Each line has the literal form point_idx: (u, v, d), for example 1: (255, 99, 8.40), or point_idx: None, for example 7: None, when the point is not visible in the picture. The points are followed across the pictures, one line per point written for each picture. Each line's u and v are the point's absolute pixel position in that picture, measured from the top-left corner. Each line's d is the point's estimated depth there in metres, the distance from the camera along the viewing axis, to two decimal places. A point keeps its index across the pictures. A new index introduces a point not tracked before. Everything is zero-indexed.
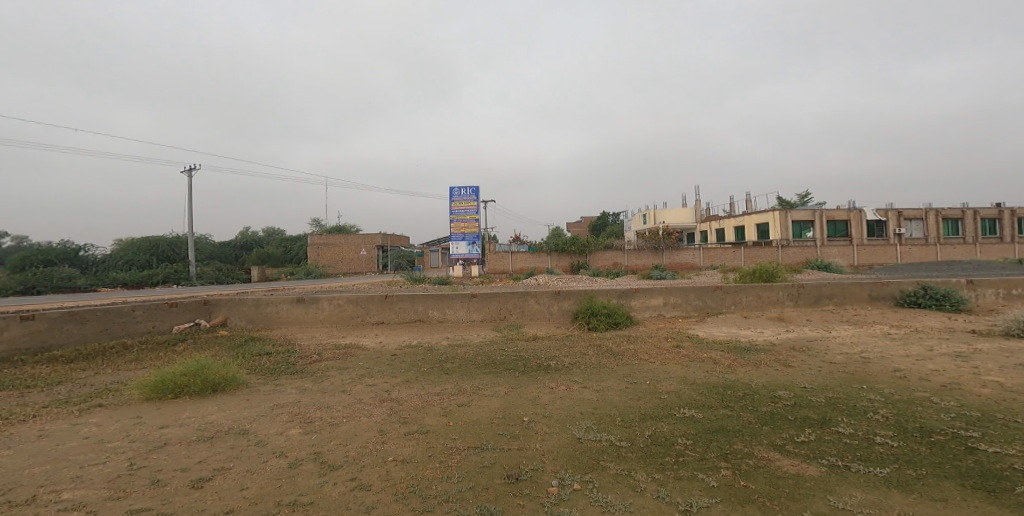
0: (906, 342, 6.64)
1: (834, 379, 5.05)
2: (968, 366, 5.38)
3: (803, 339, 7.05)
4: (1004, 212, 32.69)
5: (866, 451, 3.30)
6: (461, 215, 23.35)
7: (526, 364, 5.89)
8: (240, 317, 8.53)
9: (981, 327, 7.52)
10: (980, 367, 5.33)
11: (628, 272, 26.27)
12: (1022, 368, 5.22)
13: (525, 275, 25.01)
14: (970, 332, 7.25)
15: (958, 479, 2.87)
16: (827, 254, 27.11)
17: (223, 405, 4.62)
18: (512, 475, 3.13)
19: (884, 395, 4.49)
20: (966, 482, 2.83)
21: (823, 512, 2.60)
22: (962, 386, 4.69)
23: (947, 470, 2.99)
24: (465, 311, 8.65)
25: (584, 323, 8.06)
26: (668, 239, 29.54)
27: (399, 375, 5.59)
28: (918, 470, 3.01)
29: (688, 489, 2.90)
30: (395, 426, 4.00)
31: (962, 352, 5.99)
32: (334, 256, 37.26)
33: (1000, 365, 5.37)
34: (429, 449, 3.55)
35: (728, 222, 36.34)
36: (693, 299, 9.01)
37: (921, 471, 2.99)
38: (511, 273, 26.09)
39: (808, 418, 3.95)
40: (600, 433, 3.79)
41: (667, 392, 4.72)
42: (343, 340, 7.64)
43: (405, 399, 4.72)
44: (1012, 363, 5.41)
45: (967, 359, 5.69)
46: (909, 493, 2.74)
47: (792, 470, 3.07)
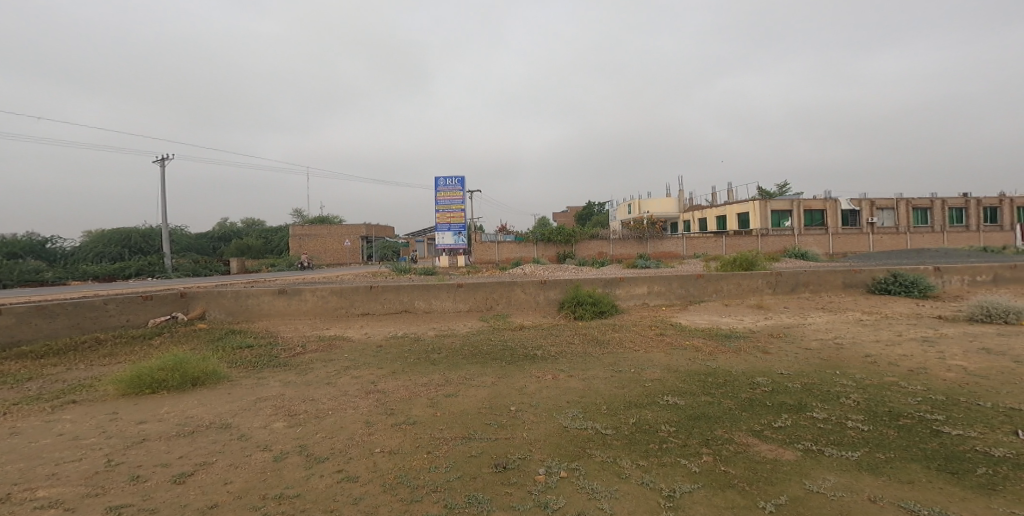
0: (877, 328, 6.89)
1: (810, 365, 5.22)
2: (934, 350, 5.62)
3: (781, 326, 7.24)
4: (970, 201, 33.77)
5: (839, 435, 3.43)
6: (446, 206, 23.09)
7: (513, 354, 5.92)
8: (219, 310, 8.37)
9: (947, 312, 7.82)
10: (946, 352, 5.56)
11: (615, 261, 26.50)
12: (985, 352, 5.47)
13: (512, 265, 25.01)
14: (937, 318, 7.54)
15: (924, 461, 3.00)
16: (804, 243, 28.04)
17: (203, 400, 4.54)
18: (500, 464, 3.16)
19: (856, 380, 4.65)
20: (932, 464, 2.96)
21: (800, 495, 2.69)
22: (929, 370, 4.89)
23: (913, 453, 3.12)
24: (451, 301, 8.60)
25: (570, 312, 8.12)
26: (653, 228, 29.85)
27: (385, 367, 5.56)
28: (887, 453, 3.13)
29: (671, 475, 2.97)
30: (382, 418, 3.99)
31: (928, 337, 6.25)
32: (317, 247, 36.77)
33: (964, 349, 5.61)
34: (416, 439, 3.56)
35: (710, 211, 36.88)
36: (677, 287, 9.13)
37: (890, 454, 3.12)
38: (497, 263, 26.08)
39: (784, 404, 4.08)
40: (586, 421, 3.84)
41: (651, 380, 4.80)
42: (328, 332, 7.56)
43: (392, 390, 4.70)
44: (976, 348, 5.66)
45: (933, 344, 5.93)
46: (878, 475, 2.86)
47: (770, 455, 3.17)
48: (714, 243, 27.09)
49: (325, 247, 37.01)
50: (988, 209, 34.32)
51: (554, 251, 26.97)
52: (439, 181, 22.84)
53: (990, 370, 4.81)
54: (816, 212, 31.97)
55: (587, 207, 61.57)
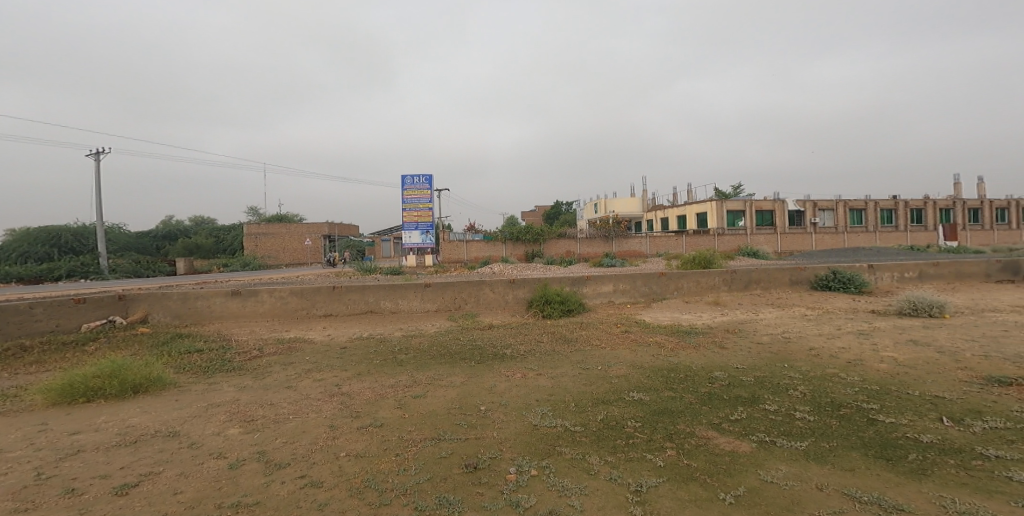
0: (820, 323, 7.33)
1: (762, 359, 5.50)
2: (869, 342, 6.05)
3: (736, 322, 7.58)
4: (899, 204, 36.51)
5: (789, 426, 3.63)
6: (414, 205, 22.64)
7: (482, 353, 5.90)
8: (163, 313, 7.88)
9: (879, 306, 8.44)
10: (879, 343, 6.01)
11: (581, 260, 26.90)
12: (912, 343, 5.96)
13: (480, 264, 24.93)
14: (871, 312, 8.12)
15: (863, 449, 3.22)
16: (756, 242, 29.48)
17: (147, 407, 4.26)
18: (470, 465, 3.15)
19: (803, 372, 4.94)
20: (869, 451, 3.18)
21: (755, 485, 2.83)
22: (864, 361, 5.27)
23: (853, 441, 3.34)
24: (419, 301, 8.47)
25: (539, 311, 8.18)
26: (618, 228, 30.53)
27: (350, 369, 5.41)
28: (831, 442, 3.34)
29: (638, 470, 3.05)
30: (347, 421, 3.88)
31: (864, 330, 6.73)
32: (275, 246, 35.26)
33: (895, 341, 6.09)
34: (384, 442, 3.49)
35: (671, 211, 38.10)
36: (641, 285, 9.35)
37: (833, 442, 3.33)
38: (466, 262, 25.90)
39: (739, 397, 4.27)
40: (555, 419, 3.88)
41: (617, 376, 4.91)
42: (287, 334, 7.27)
43: (357, 393, 4.58)
44: (904, 339, 6.15)
45: (868, 336, 6.40)
46: (823, 464, 3.05)
47: (728, 447, 3.32)
48: (675, 243, 28.19)
49: (282, 246, 35.60)
50: (914, 210, 37.20)
51: (522, 250, 27.10)
52: (406, 179, 22.39)
53: (917, 360, 5.24)
54: (766, 213, 33.64)
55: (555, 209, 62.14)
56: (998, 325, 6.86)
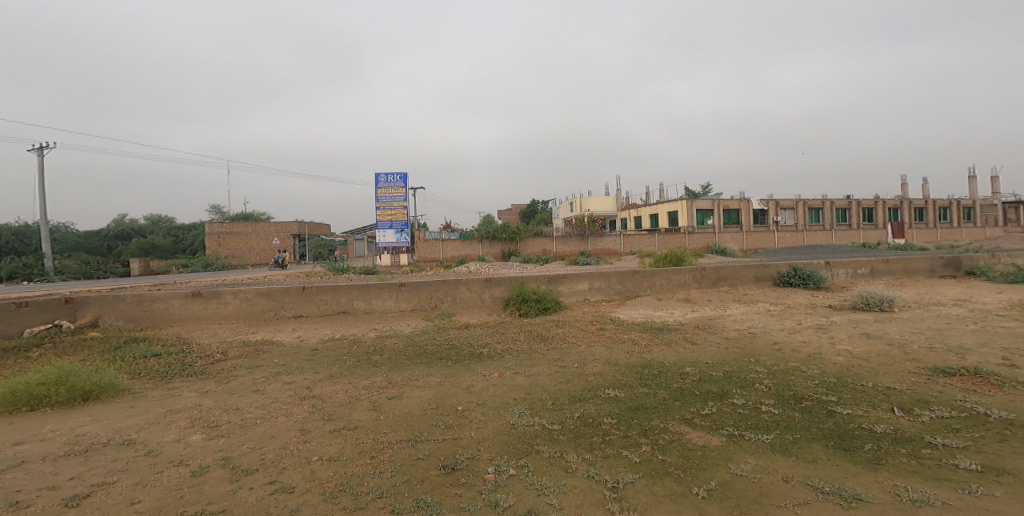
0: (782, 318, 7.61)
1: (730, 354, 5.66)
2: (827, 336, 6.33)
3: (705, 318, 7.77)
4: (853, 204, 38.35)
5: (755, 420, 3.73)
6: (388, 203, 22.25)
7: (459, 353, 5.84)
8: (115, 316, 7.46)
9: (835, 301, 8.85)
10: (836, 337, 6.29)
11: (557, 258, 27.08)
12: (865, 336, 6.27)
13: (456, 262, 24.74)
14: (827, 307, 8.49)
15: (823, 440, 3.35)
16: (723, 240, 30.38)
17: (98, 415, 4.02)
18: (447, 466, 3.10)
19: (767, 366, 5.11)
20: (829, 443, 3.31)
21: (726, 479, 2.89)
22: (822, 355, 5.49)
23: (814, 432, 3.48)
24: (393, 301, 8.31)
25: (515, 309, 8.17)
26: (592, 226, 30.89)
27: (321, 371, 5.26)
28: (794, 434, 3.46)
29: (615, 466, 3.08)
30: (318, 424, 3.76)
31: (822, 325, 7.03)
32: (239, 246, 33.99)
33: (849, 334, 6.39)
34: (358, 444, 3.40)
35: (643, 210, 38.82)
36: (615, 283, 9.46)
37: (796, 435, 3.45)
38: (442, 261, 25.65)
39: (709, 392, 4.37)
40: (532, 418, 3.87)
41: (593, 374, 4.95)
42: (252, 337, 7.00)
43: (329, 395, 4.45)
44: (858, 332, 6.46)
45: (825, 330, 6.69)
46: (788, 456, 3.15)
47: (700, 442, 3.39)
48: (646, 241, 28.76)
49: (247, 246, 34.38)
50: (866, 209, 39.15)
51: (498, 249, 27.02)
52: (380, 177, 22.00)
53: (869, 352, 5.52)
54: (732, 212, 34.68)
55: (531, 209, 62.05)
56: (941, 318, 7.28)
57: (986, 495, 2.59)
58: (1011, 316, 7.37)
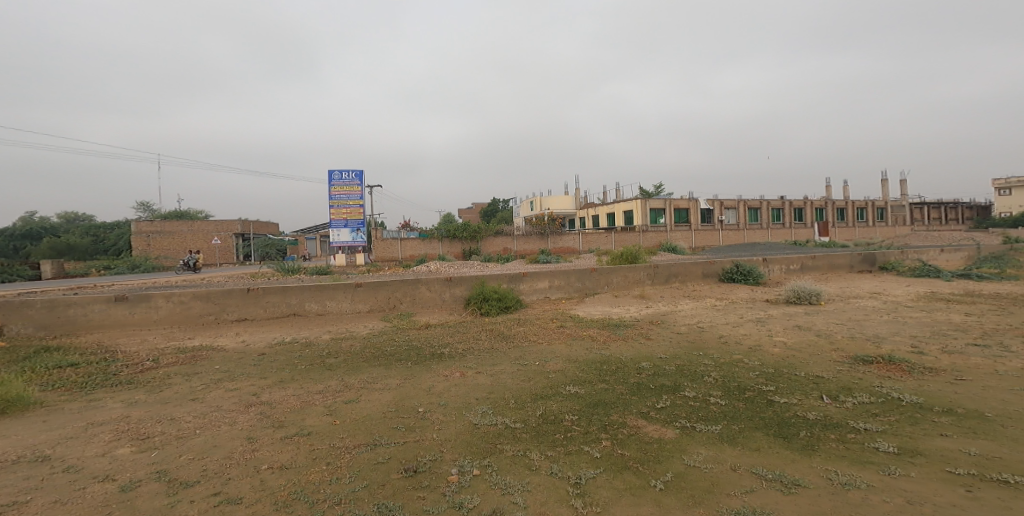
0: (727, 312, 8.01)
1: (681, 348, 5.88)
2: (765, 328, 6.74)
3: (659, 314, 8.04)
4: (790, 204, 40.92)
5: (705, 411, 3.90)
6: (342, 201, 21.53)
7: (419, 353, 5.73)
8: (25, 324, 6.81)
9: (771, 296, 9.43)
10: (773, 329, 6.71)
11: (518, 257, 27.17)
12: (798, 328, 6.72)
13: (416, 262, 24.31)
14: (764, 301, 9.03)
15: (765, 429, 3.54)
16: (675, 239, 31.59)
17: (7, 431, 3.64)
18: (409, 469, 3.03)
19: (715, 359, 5.36)
20: (770, 431, 3.50)
21: (681, 470, 3.00)
22: (761, 347, 5.83)
23: (757, 422, 3.67)
24: (349, 302, 8.04)
25: (476, 308, 8.12)
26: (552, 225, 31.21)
27: (269, 376, 5.01)
28: (740, 424, 3.64)
29: (577, 462, 3.12)
30: (267, 432, 3.58)
31: (761, 318, 7.47)
32: (172, 246, 31.92)
33: (784, 326, 6.83)
34: (312, 451, 3.26)
35: (600, 209, 39.66)
36: (574, 281, 9.60)
37: (742, 425, 3.63)
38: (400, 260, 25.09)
39: (663, 386, 4.52)
40: (495, 417, 3.86)
41: (554, 371, 5.00)
42: (190, 342, 6.57)
43: (279, 401, 4.25)
44: (792, 325, 6.92)
45: (764, 323, 7.11)
46: (735, 445, 3.31)
47: (656, 435, 3.49)
48: (603, 239, 29.40)
49: (184, 246, 32.32)
50: (801, 209, 41.89)
51: (458, 248, 26.78)
52: (333, 174, 21.23)
53: (803, 343, 5.92)
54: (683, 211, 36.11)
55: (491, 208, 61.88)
56: (861, 310, 7.91)
57: (902, 475, 2.82)
58: (917, 307, 8.12)
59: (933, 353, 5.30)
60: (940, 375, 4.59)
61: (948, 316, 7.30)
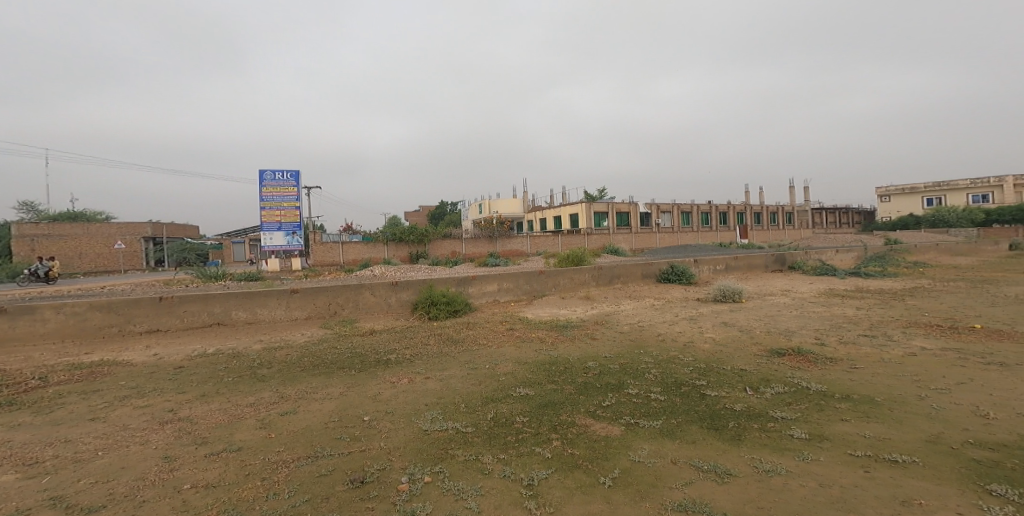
0: (664, 311, 8.40)
1: (625, 346, 6.09)
2: (698, 326, 7.14)
3: (604, 314, 8.28)
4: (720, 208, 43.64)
5: (647, 407, 4.05)
6: (275, 203, 20.35)
7: (363, 361, 5.53)
8: None
9: (702, 295, 10.01)
10: (704, 326, 7.13)
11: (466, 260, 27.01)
12: (725, 324, 7.18)
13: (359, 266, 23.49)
14: (696, 299, 9.57)
15: (700, 422, 3.74)
16: (617, 241, 32.72)
17: None
18: (356, 479, 2.91)
19: (655, 356, 5.59)
20: (705, 424, 3.70)
21: (628, 466, 3.09)
22: (695, 343, 6.16)
23: (693, 415, 3.87)
24: (283, 309, 7.62)
25: (424, 313, 7.96)
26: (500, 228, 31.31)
27: (188, 391, 4.63)
28: (678, 418, 3.82)
29: (529, 463, 3.13)
30: (189, 449, 3.31)
31: (694, 315, 7.91)
32: (63, 250, 28.45)
33: (714, 323, 7.26)
34: (244, 466, 3.06)
35: (546, 212, 40.29)
36: (523, 283, 9.67)
37: (680, 419, 3.81)
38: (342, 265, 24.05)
39: (609, 384, 4.65)
40: (445, 422, 3.80)
41: (504, 374, 5.00)
42: (89, 358, 5.92)
43: (201, 417, 3.93)
44: (720, 321, 7.37)
45: (696, 320, 7.53)
46: (675, 439, 3.46)
47: (603, 433, 3.58)
48: (550, 242, 29.89)
49: (82, 251, 29.11)
50: (730, 214, 44.79)
51: (404, 252, 26.20)
52: (266, 174, 20.01)
53: (729, 338, 6.33)
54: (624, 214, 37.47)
55: (437, 210, 61.19)
56: (774, 306, 8.58)
57: (814, 460, 3.07)
58: (818, 303, 8.96)
59: (833, 344, 5.85)
60: (839, 364, 5.06)
61: (845, 310, 8.09)
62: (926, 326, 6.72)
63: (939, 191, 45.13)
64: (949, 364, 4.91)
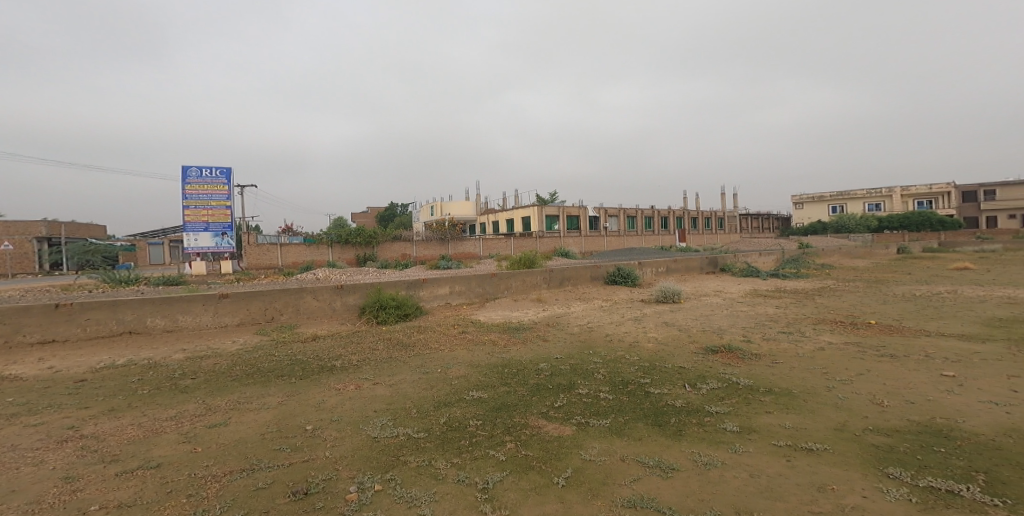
0: (611, 312, 8.65)
1: (575, 347, 6.20)
2: (642, 326, 7.41)
3: (554, 316, 8.40)
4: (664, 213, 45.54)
5: (596, 406, 4.15)
6: (202, 201, 19.11)
7: (305, 368, 5.29)
8: None
9: (646, 295, 10.41)
10: (647, 326, 7.41)
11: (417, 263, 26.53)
12: (666, 324, 7.49)
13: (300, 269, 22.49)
14: (641, 300, 9.93)
15: (645, 419, 3.87)
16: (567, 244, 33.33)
17: None
18: (299, 491, 2.77)
19: (603, 356, 5.74)
20: (650, 420, 3.83)
21: (579, 465, 3.14)
22: (640, 343, 6.38)
23: (639, 413, 4.00)
24: (211, 315, 7.14)
25: (372, 317, 7.73)
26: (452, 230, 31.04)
27: (93, 406, 4.23)
28: (625, 416, 3.93)
29: (483, 467, 3.11)
30: (97, 468, 3.04)
31: (638, 316, 8.20)
32: None
33: (657, 323, 7.56)
34: (165, 484, 2.84)
35: (499, 215, 40.40)
36: (475, 286, 9.62)
37: (626, 416, 3.92)
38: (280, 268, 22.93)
39: (560, 385, 4.71)
40: (396, 428, 3.70)
41: (456, 377, 4.94)
42: None
43: (110, 433, 3.61)
44: (661, 321, 7.69)
45: (640, 321, 7.81)
46: (622, 437, 3.56)
47: (555, 433, 3.63)
48: (502, 244, 29.97)
49: None
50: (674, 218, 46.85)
51: (351, 254, 25.36)
52: (190, 170, 18.80)
53: (671, 337, 6.61)
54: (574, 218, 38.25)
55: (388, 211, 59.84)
56: (706, 306, 9.07)
57: (744, 451, 3.25)
58: (745, 302, 9.56)
59: (758, 340, 6.26)
60: (761, 359, 5.40)
61: (768, 309, 8.69)
62: (834, 322, 7.35)
63: (841, 201, 49.66)
64: (854, 356, 5.38)
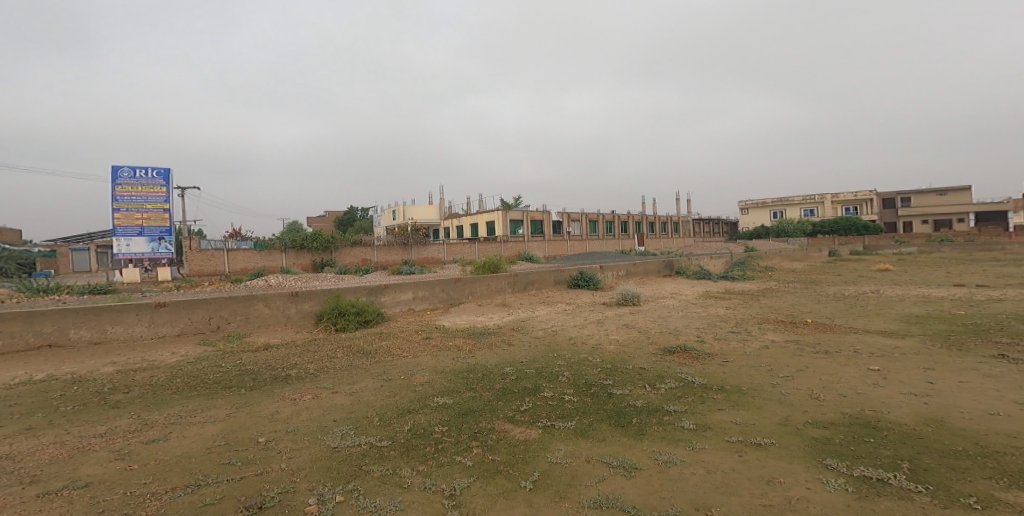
0: (574, 315, 8.76)
1: (539, 351, 6.23)
2: (603, 328, 7.55)
3: (519, 320, 8.42)
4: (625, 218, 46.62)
5: (561, 409, 4.18)
6: (136, 203, 18.03)
7: (257, 378, 5.07)
8: None
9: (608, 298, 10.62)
10: (608, 328, 7.55)
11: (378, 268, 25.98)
12: (626, 326, 7.66)
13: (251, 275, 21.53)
14: (602, 303, 10.12)
15: (607, 419, 3.93)
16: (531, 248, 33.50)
17: None
18: (251, 506, 2.65)
19: (567, 359, 5.80)
20: (613, 421, 3.89)
21: (546, 467, 3.16)
22: (601, 345, 6.49)
23: (603, 413, 4.06)
24: (147, 325, 6.72)
25: (330, 324, 7.50)
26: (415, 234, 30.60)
27: (8, 425, 3.88)
28: (588, 418, 3.98)
29: (449, 473, 3.07)
30: (15, 491, 2.80)
31: (600, 319, 8.35)
32: None
33: (618, 325, 7.72)
34: (93, 504, 2.65)
35: (462, 219, 40.20)
36: (439, 291, 9.52)
37: (589, 418, 3.97)
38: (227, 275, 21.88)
39: (525, 388, 4.72)
40: (358, 437, 3.60)
41: (421, 384, 4.87)
42: None
43: (30, 453, 3.33)
44: (622, 323, 7.86)
45: (602, 323, 7.95)
46: (585, 438, 3.60)
47: (522, 437, 3.63)
48: (466, 249, 29.82)
49: None
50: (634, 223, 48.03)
51: (308, 260, 24.55)
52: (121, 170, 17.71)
53: (631, 339, 6.76)
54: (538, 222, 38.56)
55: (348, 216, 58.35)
56: (663, 308, 9.35)
57: (701, 448, 3.36)
58: (700, 304, 9.91)
59: (710, 340, 6.50)
60: (714, 358, 5.61)
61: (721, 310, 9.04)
62: (781, 321, 7.73)
63: (780, 207, 52.64)
64: (801, 354, 5.67)
